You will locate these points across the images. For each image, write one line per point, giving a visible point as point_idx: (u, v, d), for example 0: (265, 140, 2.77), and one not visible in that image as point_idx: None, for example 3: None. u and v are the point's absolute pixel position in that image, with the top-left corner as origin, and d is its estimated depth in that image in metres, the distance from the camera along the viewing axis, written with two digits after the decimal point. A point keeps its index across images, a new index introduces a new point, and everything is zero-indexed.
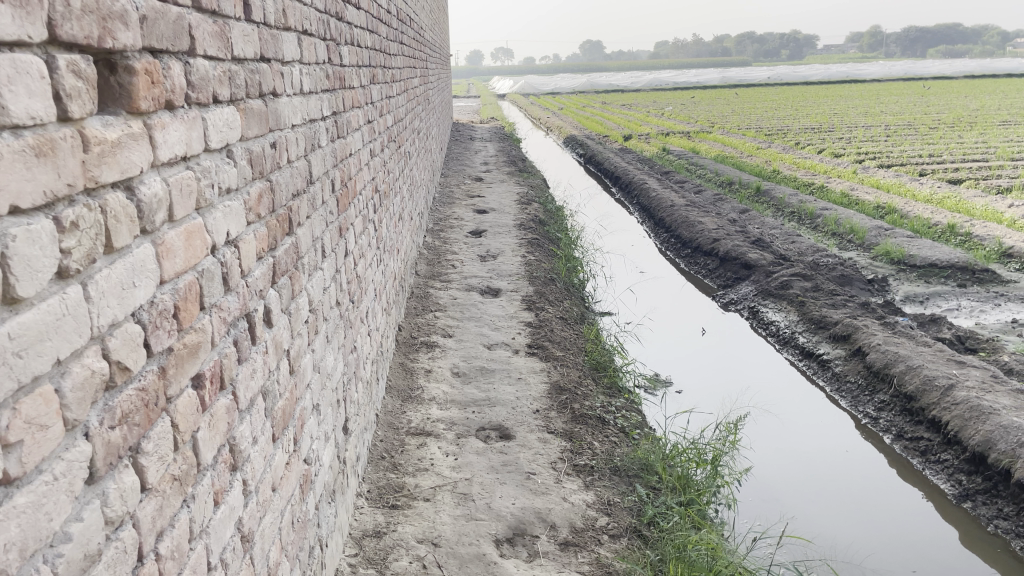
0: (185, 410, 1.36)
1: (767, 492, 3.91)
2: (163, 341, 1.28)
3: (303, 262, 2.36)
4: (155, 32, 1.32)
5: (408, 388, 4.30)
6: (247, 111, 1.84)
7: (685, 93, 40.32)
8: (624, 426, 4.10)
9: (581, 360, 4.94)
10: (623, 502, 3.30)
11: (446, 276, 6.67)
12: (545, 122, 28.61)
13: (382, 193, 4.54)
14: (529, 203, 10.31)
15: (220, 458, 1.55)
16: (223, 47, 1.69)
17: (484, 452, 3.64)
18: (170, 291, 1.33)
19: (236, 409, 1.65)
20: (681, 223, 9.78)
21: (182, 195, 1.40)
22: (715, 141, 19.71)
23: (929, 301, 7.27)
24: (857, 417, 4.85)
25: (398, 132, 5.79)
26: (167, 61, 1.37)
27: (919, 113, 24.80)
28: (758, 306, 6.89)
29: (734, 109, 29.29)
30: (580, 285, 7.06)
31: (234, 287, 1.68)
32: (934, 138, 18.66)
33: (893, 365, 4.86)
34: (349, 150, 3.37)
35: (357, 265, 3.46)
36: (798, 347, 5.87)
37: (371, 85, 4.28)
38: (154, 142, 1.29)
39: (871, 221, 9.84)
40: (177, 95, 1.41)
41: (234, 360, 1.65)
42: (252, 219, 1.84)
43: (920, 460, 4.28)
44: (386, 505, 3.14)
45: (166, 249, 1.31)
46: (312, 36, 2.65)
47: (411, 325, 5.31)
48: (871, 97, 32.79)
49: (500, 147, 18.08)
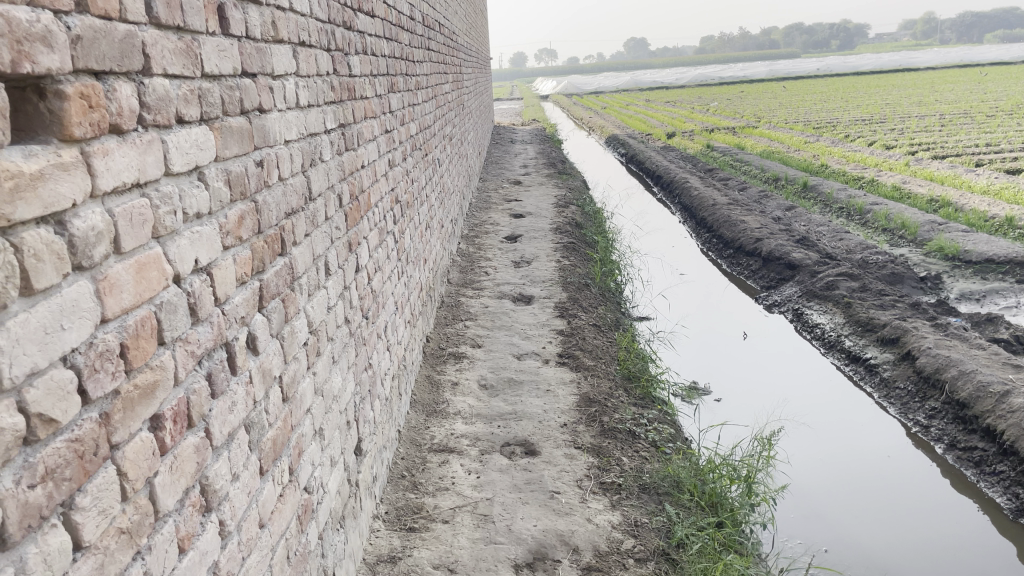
0: (138, 456, 1.28)
1: (810, 509, 3.71)
2: (106, 385, 1.19)
3: (300, 283, 2.27)
4: (95, 52, 1.23)
5: (433, 402, 4.20)
6: (223, 130, 1.75)
7: (730, 89, 39.68)
8: (656, 441, 3.93)
9: (613, 370, 4.78)
10: (651, 523, 3.15)
11: (478, 284, 6.56)
12: (586, 122, 28.40)
13: (405, 203, 4.46)
14: (567, 206, 10.17)
15: (187, 502, 1.46)
16: (190, 64, 1.60)
17: (508, 469, 3.51)
18: (115, 329, 1.23)
19: (209, 446, 1.56)
20: (723, 222, 9.52)
21: (132, 225, 1.31)
22: (762, 136, 19.25)
23: (986, 299, 6.92)
24: (907, 426, 4.60)
25: (425, 139, 5.69)
26: (111, 82, 1.28)
27: (975, 101, 23.92)
28: (803, 308, 6.63)
29: (780, 103, 28.60)
30: (616, 289, 6.88)
31: (206, 316, 1.59)
32: (991, 127, 17.94)
33: (944, 370, 4.59)
34: (361, 162, 3.29)
35: (373, 279, 3.38)
36: (844, 351, 5.62)
37: (390, 94, 4.21)
38: (93, 171, 1.20)
39: (924, 215, 9.45)
40: (126, 118, 1.32)
41: (206, 395, 1.56)
42: (230, 243, 1.75)
43: (974, 472, 4.02)
44: (403, 528, 3.03)
45: (109, 285, 1.22)
46: (311, 47, 2.57)
47: (439, 336, 5.21)
48: (924, 87, 31.72)
49: (541, 149, 17.91)
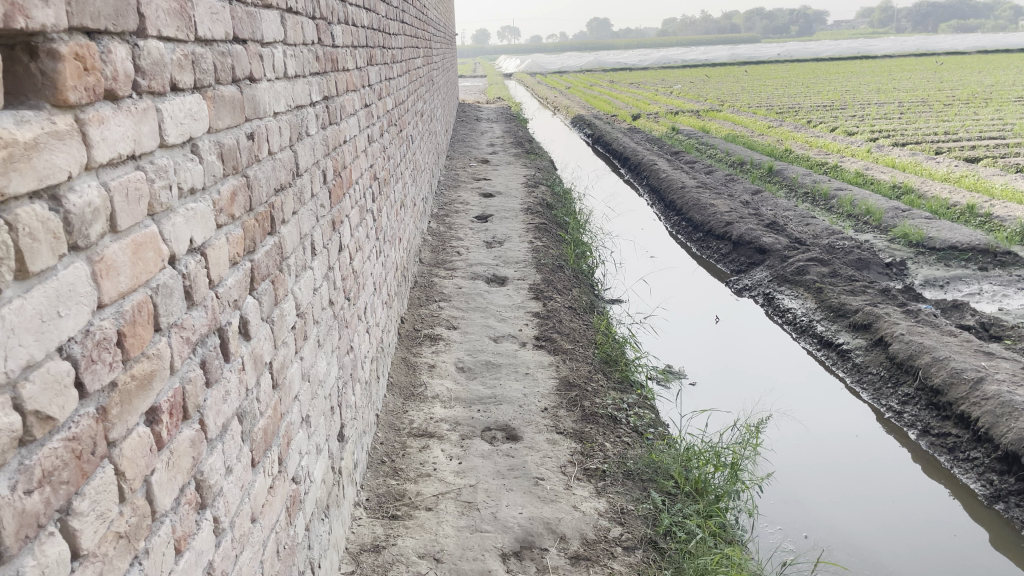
0: (135, 453, 1.17)
1: (789, 495, 3.72)
2: (103, 377, 1.09)
3: (288, 263, 2.16)
4: (89, 9, 1.11)
5: (410, 385, 4.11)
6: (216, 100, 1.63)
7: (693, 72, 39.88)
8: (637, 426, 3.90)
9: (591, 353, 4.73)
10: (637, 511, 3.12)
11: (450, 264, 6.46)
12: (551, 101, 28.25)
13: (382, 180, 4.32)
14: (536, 185, 10.08)
15: (183, 500, 1.36)
16: (184, 26, 1.47)
17: (490, 455, 3.44)
18: (112, 315, 1.13)
19: (204, 439, 1.46)
20: (692, 206, 9.52)
21: (128, 202, 1.20)
22: (726, 120, 19.32)
23: (950, 286, 7.03)
24: (880, 412, 4.65)
25: (400, 114, 5.54)
26: (106, 43, 1.16)
27: (932, 90, 24.38)
28: (774, 293, 6.66)
29: (744, 88, 28.75)
30: (589, 272, 6.84)
31: (200, 300, 1.48)
32: (949, 115, 18.26)
33: (917, 356, 4.64)
34: (343, 137, 3.17)
35: (353, 259, 3.26)
36: (816, 336, 5.66)
37: (369, 67, 4.07)
38: (89, 141, 1.09)
39: (888, 202, 9.57)
40: (121, 83, 1.20)
41: (201, 385, 1.46)
42: (223, 221, 1.63)
43: (948, 458, 4.08)
44: (385, 516, 2.95)
45: (106, 267, 1.11)
46: (298, 15, 2.44)
47: (414, 317, 5.11)
48: (883, 74, 32.22)
49: (507, 128, 17.72)
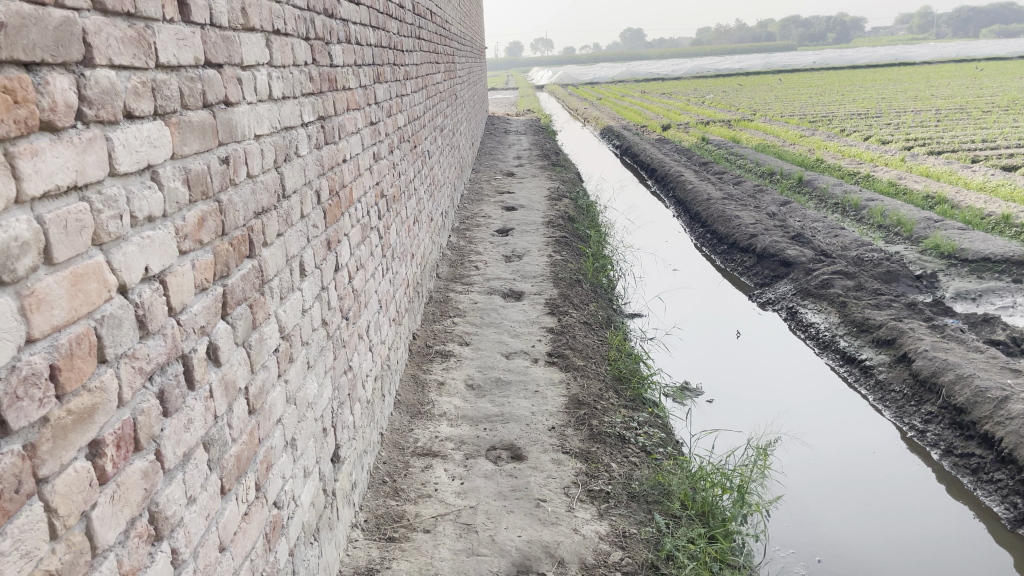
0: (71, 488, 1.16)
1: (803, 517, 3.61)
2: (30, 413, 1.07)
3: (270, 286, 2.14)
4: (22, 41, 1.10)
5: (418, 403, 4.08)
6: (182, 126, 1.62)
7: (725, 82, 39.54)
8: (646, 446, 3.83)
9: (603, 370, 4.67)
10: (640, 534, 3.05)
11: (467, 279, 6.45)
12: (581, 113, 28.23)
13: (391, 198, 4.32)
14: (559, 198, 10.04)
15: (133, 533, 1.34)
16: (142, 54, 1.47)
17: (493, 475, 3.40)
18: (44, 350, 1.11)
19: (160, 470, 1.44)
20: (717, 218, 9.41)
21: (68, 233, 1.19)
22: (758, 130, 19.09)
23: (982, 299, 6.83)
24: (902, 431, 4.51)
25: (414, 131, 5.55)
26: (44, 74, 1.16)
27: (971, 96, 23.85)
28: (797, 307, 6.53)
29: (777, 97, 28.44)
30: (608, 286, 6.77)
31: (158, 329, 1.46)
32: (987, 122, 17.83)
33: (941, 374, 4.50)
34: (343, 156, 3.16)
35: (354, 278, 3.25)
36: (839, 351, 5.52)
37: (376, 85, 4.08)
38: (17, 174, 1.08)
39: (920, 212, 9.35)
40: (62, 114, 1.20)
41: (157, 415, 1.44)
42: (188, 247, 1.62)
43: (971, 479, 3.94)
44: (382, 538, 2.92)
45: (37, 300, 1.10)
46: (287, 37, 2.44)
47: (426, 333, 5.10)
48: (920, 81, 31.62)
49: (534, 140, 17.72)
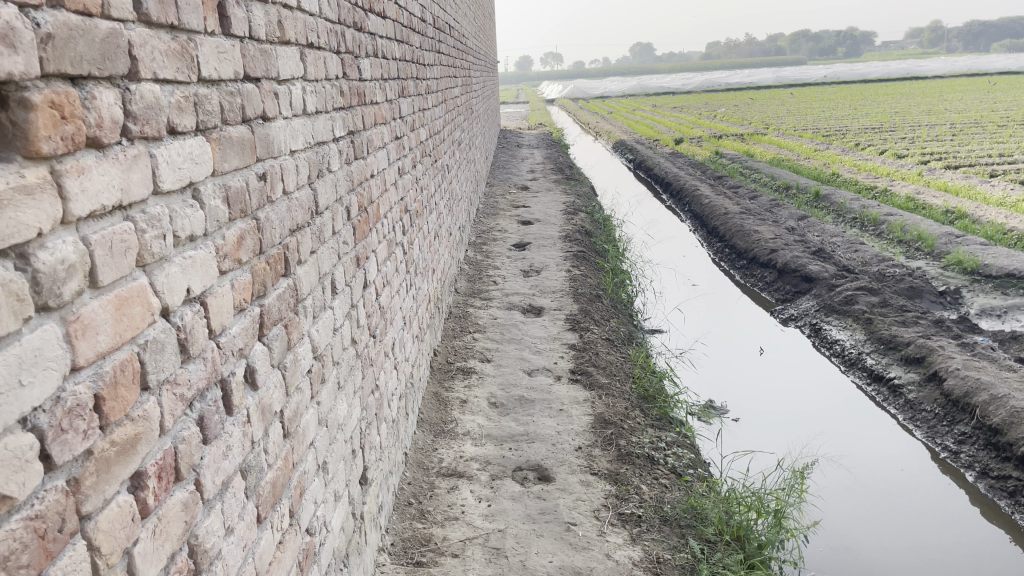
0: (113, 525, 1.09)
1: (839, 542, 3.51)
2: (75, 447, 1.01)
3: (304, 305, 2.08)
4: (69, 54, 1.05)
5: (441, 422, 4.02)
6: (222, 141, 1.57)
7: (736, 96, 39.49)
8: (676, 467, 3.75)
9: (628, 388, 4.60)
10: (674, 560, 2.96)
11: (486, 294, 6.39)
12: (593, 126, 28.25)
13: (414, 212, 4.28)
14: (575, 212, 9.99)
15: (172, 568, 1.27)
16: (185, 67, 1.42)
17: (521, 497, 3.32)
18: (89, 378, 1.05)
19: (200, 500, 1.38)
20: (735, 232, 9.33)
21: (113, 254, 1.13)
22: (771, 144, 19.00)
23: (1008, 316, 6.72)
24: (934, 452, 4.41)
25: (435, 144, 5.51)
26: (90, 88, 1.10)
27: (985, 110, 23.72)
28: (821, 323, 6.44)
29: (789, 110, 28.39)
30: (628, 301, 6.70)
31: (198, 352, 1.40)
32: (1003, 137, 17.71)
33: (974, 393, 4.41)
34: (370, 171, 3.12)
35: (381, 295, 3.20)
36: (865, 369, 5.43)
37: (400, 99, 4.03)
38: (64, 193, 1.02)
39: (940, 227, 9.24)
40: (108, 129, 1.14)
41: (197, 444, 1.38)
42: (228, 267, 1.56)
43: (1009, 503, 3.83)
44: (410, 562, 2.85)
45: (82, 326, 1.04)
46: (320, 50, 2.40)
47: (447, 349, 5.04)
48: (933, 95, 31.49)
49: (548, 154, 17.70)
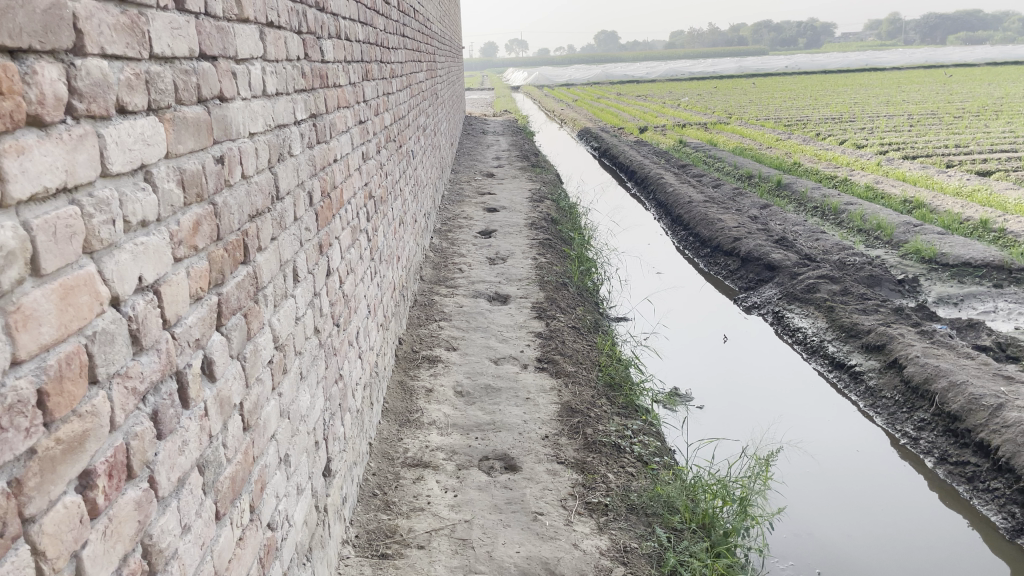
0: (60, 527, 1.04)
1: (803, 529, 3.55)
2: (16, 446, 0.95)
3: (264, 293, 2.01)
4: (7, 25, 0.97)
5: (407, 411, 3.96)
6: (176, 122, 1.50)
7: (700, 85, 39.76)
8: (642, 455, 3.75)
9: (594, 377, 4.58)
10: (641, 549, 2.97)
11: (451, 281, 6.32)
12: (558, 113, 28.20)
13: (378, 198, 4.20)
14: (541, 200, 9.95)
15: (125, 571, 1.21)
16: (136, 43, 1.34)
17: (487, 487, 3.29)
18: (31, 372, 0.99)
19: (154, 499, 1.32)
20: (700, 220, 9.37)
21: (57, 241, 1.06)
22: (734, 133, 19.14)
23: (964, 303, 6.85)
24: (895, 438, 4.48)
25: (399, 129, 5.42)
26: (31, 63, 1.03)
27: (941, 102, 24.14)
28: (783, 311, 6.50)
29: (751, 100, 28.64)
30: (594, 289, 6.70)
31: (152, 344, 1.34)
32: (959, 128, 18.05)
33: (933, 380, 4.48)
34: (334, 156, 3.04)
35: (344, 283, 3.13)
36: (827, 357, 5.49)
37: (364, 82, 3.94)
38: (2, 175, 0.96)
39: (899, 217, 9.38)
40: (50, 106, 1.07)
41: (151, 440, 1.31)
42: (183, 254, 1.49)
43: (966, 488, 3.91)
44: (375, 555, 2.80)
45: (23, 317, 0.97)
46: (281, 29, 2.31)
47: (412, 338, 4.97)
48: (892, 86, 32.04)
49: (513, 141, 17.62)
